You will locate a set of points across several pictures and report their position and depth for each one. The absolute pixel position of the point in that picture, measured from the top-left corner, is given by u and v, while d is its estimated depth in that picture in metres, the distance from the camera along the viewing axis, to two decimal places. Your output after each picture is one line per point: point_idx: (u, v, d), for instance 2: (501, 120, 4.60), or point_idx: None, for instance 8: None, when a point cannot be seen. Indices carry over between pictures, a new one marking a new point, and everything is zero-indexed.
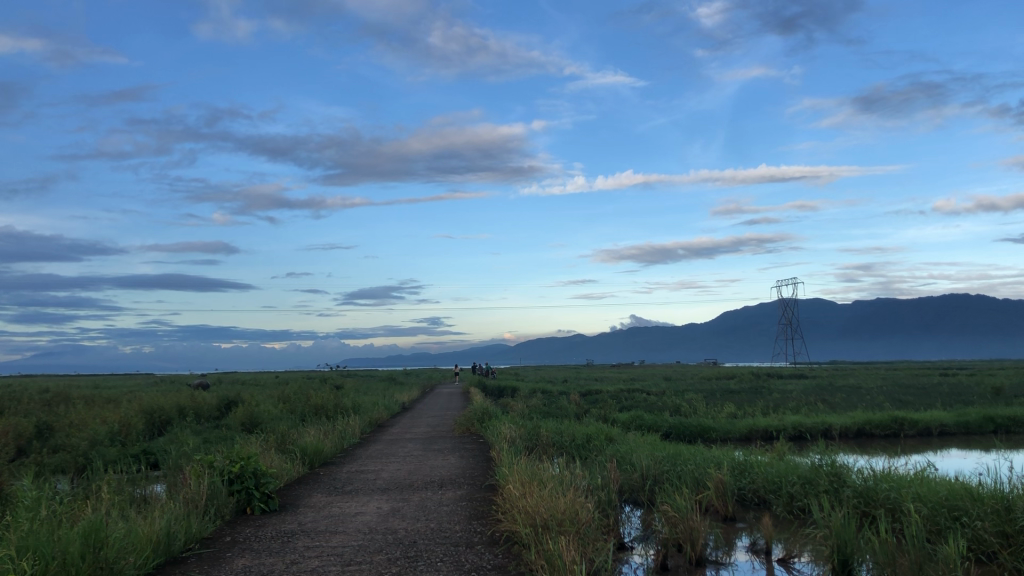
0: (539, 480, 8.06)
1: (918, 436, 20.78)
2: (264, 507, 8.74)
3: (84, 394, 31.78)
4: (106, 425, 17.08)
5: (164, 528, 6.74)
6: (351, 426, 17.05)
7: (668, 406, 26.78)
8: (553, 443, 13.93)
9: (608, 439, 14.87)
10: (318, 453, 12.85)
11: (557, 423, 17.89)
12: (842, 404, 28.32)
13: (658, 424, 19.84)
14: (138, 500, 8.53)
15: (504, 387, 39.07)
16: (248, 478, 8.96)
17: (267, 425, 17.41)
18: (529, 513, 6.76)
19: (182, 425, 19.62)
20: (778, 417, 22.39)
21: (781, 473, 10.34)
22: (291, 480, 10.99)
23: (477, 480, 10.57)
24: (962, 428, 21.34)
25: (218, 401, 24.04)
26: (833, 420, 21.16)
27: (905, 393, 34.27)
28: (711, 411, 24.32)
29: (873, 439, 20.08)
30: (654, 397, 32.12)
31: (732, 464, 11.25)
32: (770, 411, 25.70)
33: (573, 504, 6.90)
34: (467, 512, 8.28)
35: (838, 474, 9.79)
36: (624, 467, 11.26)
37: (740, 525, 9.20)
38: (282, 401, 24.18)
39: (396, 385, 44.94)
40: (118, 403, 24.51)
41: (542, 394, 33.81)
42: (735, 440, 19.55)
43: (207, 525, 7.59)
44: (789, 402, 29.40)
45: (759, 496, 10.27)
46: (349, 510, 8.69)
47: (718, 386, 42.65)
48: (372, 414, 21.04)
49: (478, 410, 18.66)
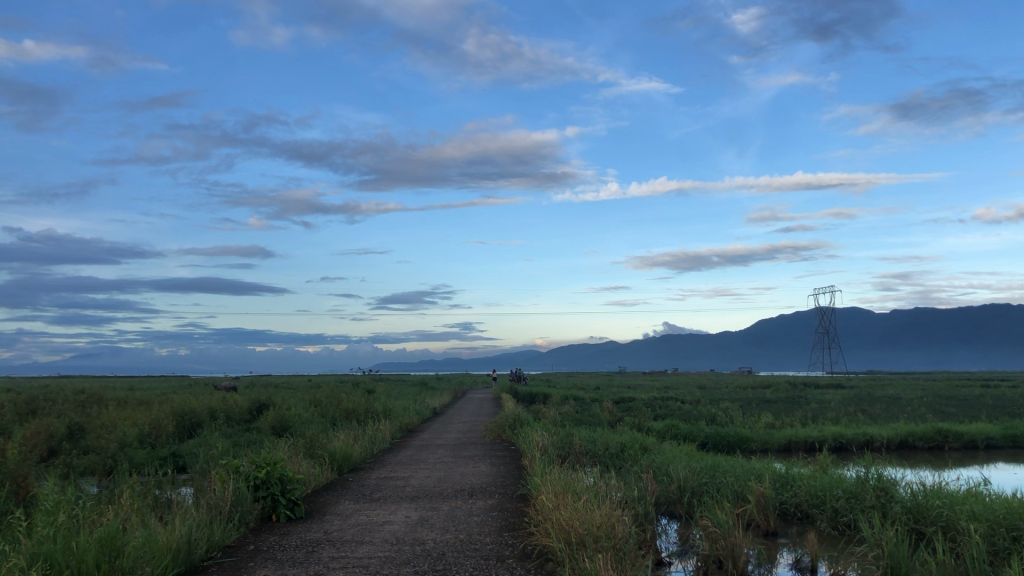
0: (573, 492, 7.73)
1: (963, 449, 20.15)
2: (289, 515, 8.53)
3: (119, 396, 31.90)
4: (136, 427, 17.05)
5: (185, 535, 6.50)
6: (382, 431, 16.87)
7: (704, 415, 26.23)
8: (586, 451, 13.63)
9: (644, 449, 14.52)
10: (347, 459, 12.62)
11: (591, 431, 17.50)
12: (882, 415, 27.71)
13: (693, 433, 19.41)
14: (162, 505, 8.36)
15: (536, 393, 38.85)
16: (274, 484, 8.70)
17: (297, 429, 17.32)
18: (562, 528, 6.46)
19: (213, 427, 19.56)
20: (818, 428, 21.83)
21: (825, 487, 9.94)
22: (319, 485, 10.77)
23: (508, 489, 10.27)
24: (1009, 442, 20.64)
25: (249, 404, 24.01)
26: (875, 432, 20.61)
27: (946, 404, 33.40)
28: (748, 421, 23.80)
29: (916, 452, 19.50)
30: (689, 405, 31.47)
31: (774, 476, 10.83)
32: (808, 421, 25.08)
33: (610, 518, 6.58)
34: (498, 523, 7.99)
35: (885, 490, 9.37)
36: (660, 478, 10.94)
37: (782, 541, 8.81)
38: (314, 404, 24.12)
39: (428, 389, 44.71)
40: (150, 405, 24.55)
41: (574, 400, 33.45)
42: (773, 451, 19.10)
43: (230, 533, 7.36)
44: (827, 412, 28.72)
45: (802, 510, 9.84)
46: (376, 519, 8.42)
47: (754, 395, 42.13)
48: (403, 419, 20.82)
49: (511, 417, 18.39)
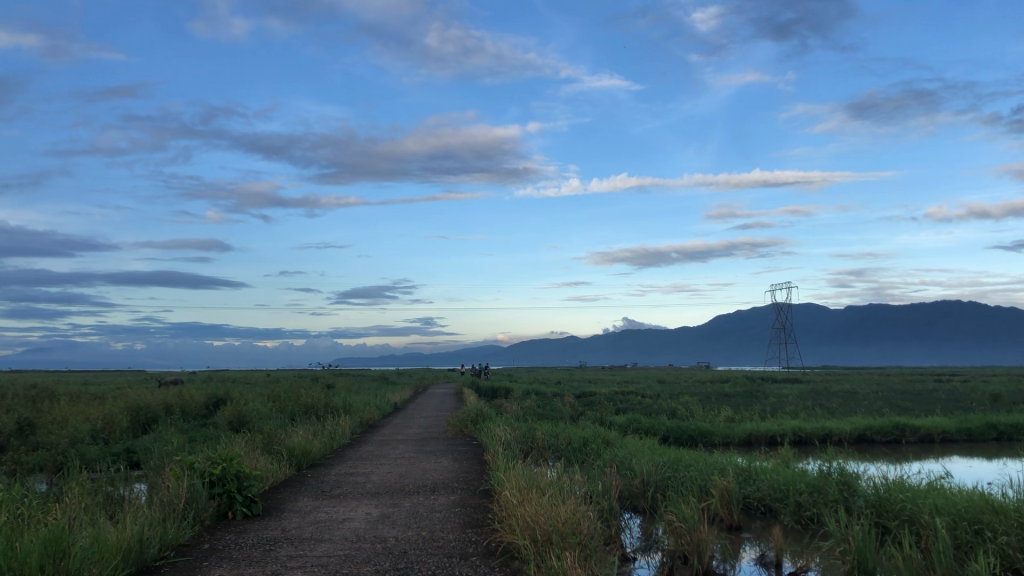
0: (538, 487, 7.61)
1: (920, 442, 20.41)
2: (246, 512, 8.30)
3: (69, 392, 30.99)
4: (88, 423, 16.58)
5: (136, 534, 6.25)
6: (341, 426, 16.63)
7: (665, 410, 26.32)
8: (549, 446, 13.53)
9: (607, 443, 14.45)
10: (306, 455, 12.40)
11: (554, 425, 17.44)
12: (841, 409, 28.14)
13: (655, 427, 19.42)
14: (114, 502, 8.10)
15: (497, 388, 38.84)
16: (230, 480, 8.46)
17: (255, 424, 17.04)
18: (527, 524, 6.33)
19: (168, 422, 19.15)
20: (778, 422, 21.99)
21: (788, 481, 9.93)
22: (277, 482, 10.53)
23: (471, 485, 10.15)
24: (964, 435, 20.95)
25: (206, 399, 23.53)
26: (834, 426, 20.79)
27: (900, 399, 33.81)
28: (709, 415, 23.96)
29: (874, 445, 19.70)
30: (650, 400, 31.41)
31: (737, 470, 10.78)
32: (767, 415, 25.32)
33: (576, 514, 6.47)
34: (461, 520, 7.86)
35: (847, 483, 9.39)
36: (623, 472, 10.85)
37: (746, 535, 8.78)
38: (273, 399, 23.72)
39: (389, 385, 44.73)
40: (103, 400, 24.01)
41: (536, 395, 33.54)
42: (735, 445, 19.18)
43: (184, 532, 7.12)
44: (786, 406, 29.05)
45: (765, 504, 9.82)
46: (335, 516, 8.23)
47: (713, 390, 42.50)
48: (363, 414, 20.53)
49: (472, 411, 18.27)
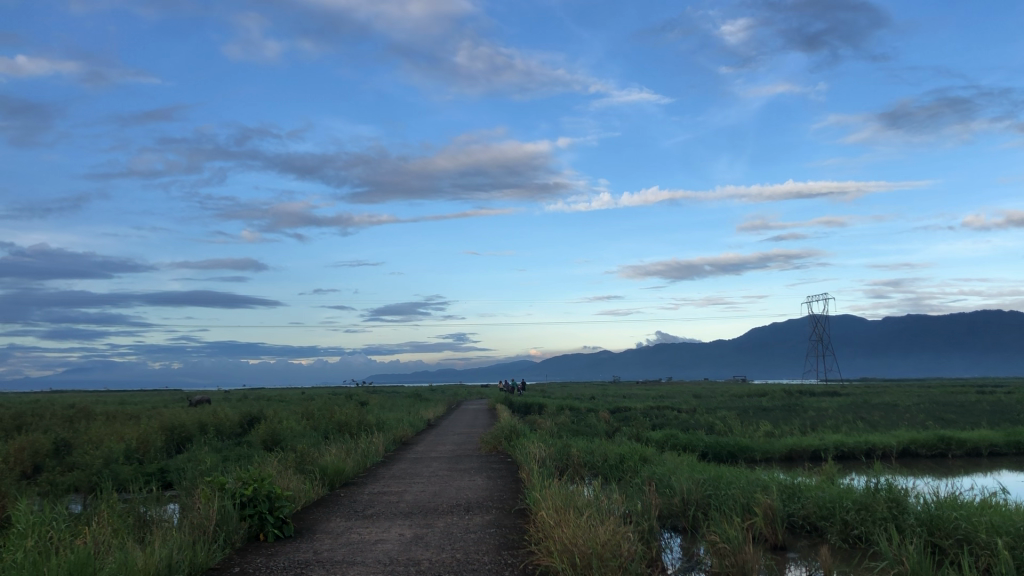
0: (575, 507, 7.38)
1: (967, 456, 19.84)
2: (278, 534, 8.15)
3: (105, 411, 31.16)
4: (122, 442, 16.59)
5: (164, 559, 6.09)
6: (374, 444, 16.47)
7: (702, 425, 25.87)
8: (584, 463, 13.29)
9: (644, 459, 14.15)
10: (340, 473, 12.26)
11: (590, 442, 17.14)
12: (883, 422, 27.54)
13: (693, 443, 19.06)
14: (145, 524, 8.00)
15: (531, 403, 38.60)
16: (261, 501, 8.31)
17: (288, 443, 16.95)
18: (564, 546, 6.12)
19: (203, 442, 19.14)
20: (819, 436, 21.53)
21: (834, 498, 9.59)
22: (309, 501, 10.38)
23: (506, 504, 9.94)
24: (1013, 448, 20.35)
25: (239, 418, 23.50)
26: (876, 439, 20.31)
27: (944, 411, 33.10)
28: (746, 430, 23.50)
29: (919, 459, 19.21)
30: (686, 415, 30.83)
31: (780, 487, 10.46)
32: (808, 429, 24.79)
33: (615, 534, 6.24)
34: (496, 541, 7.65)
35: (897, 500, 9.03)
36: (662, 490, 10.56)
37: (791, 555, 8.47)
38: (306, 417, 23.62)
39: (422, 401, 44.63)
40: (138, 420, 24.08)
41: (571, 411, 33.19)
42: (776, 461, 18.78)
43: (215, 555, 6.98)
44: (827, 420, 28.46)
45: (811, 523, 9.48)
46: (368, 537, 8.05)
47: (750, 403, 42.02)
48: (397, 431, 20.37)
49: (506, 427, 18.04)
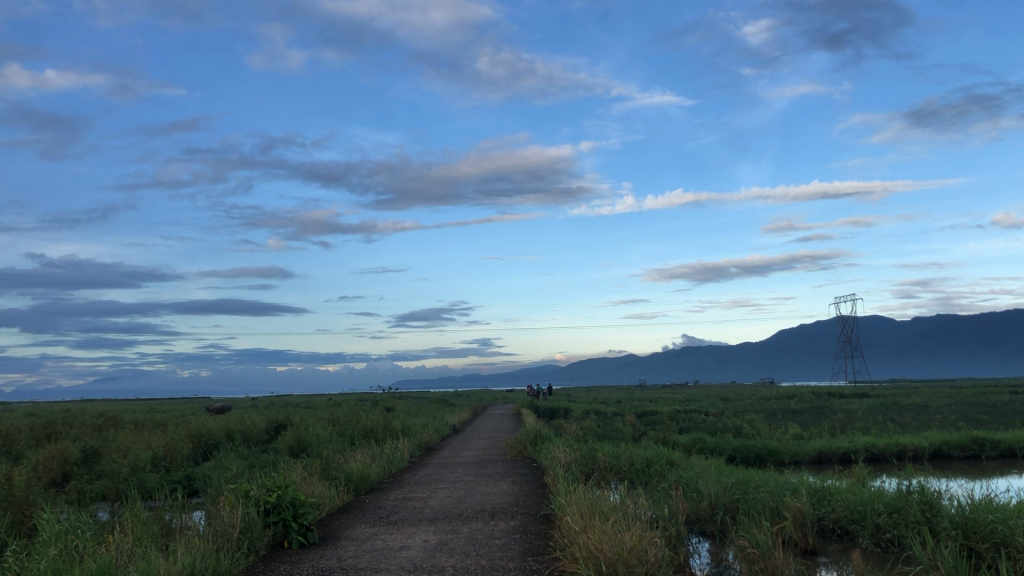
0: (601, 512, 7.28)
1: (1001, 457, 19.48)
2: (302, 541, 8.11)
3: (134, 418, 31.40)
4: (150, 450, 16.69)
5: (187, 566, 6.07)
6: (400, 449, 16.45)
7: (731, 428, 25.62)
8: (610, 467, 13.15)
9: (670, 464, 14.03)
10: (365, 479, 12.24)
11: (615, 446, 16.99)
12: (914, 423, 27.18)
13: (721, 447, 18.86)
14: (170, 531, 7.99)
15: (557, 408, 38.49)
16: (285, 508, 8.27)
17: (314, 450, 16.96)
18: (590, 551, 6.03)
19: (229, 449, 19.22)
20: (849, 438, 21.28)
21: (864, 501, 9.42)
22: (334, 507, 10.35)
23: (530, 509, 9.85)
24: None
25: (266, 425, 23.58)
26: (908, 441, 20.00)
27: (977, 412, 32.60)
28: (775, 432, 23.27)
29: (951, 461, 18.89)
30: (713, 418, 30.55)
31: (809, 490, 10.29)
32: (837, 431, 24.51)
33: (640, 540, 6.13)
34: (521, 547, 7.55)
35: (930, 503, 8.84)
36: (689, 494, 10.42)
37: (822, 559, 8.31)
38: (331, 424, 23.64)
39: (447, 407, 44.39)
40: (165, 428, 24.26)
41: (597, 415, 33.00)
42: (806, 463, 18.55)
43: (238, 562, 6.94)
44: (856, 422, 28.11)
45: (842, 527, 9.29)
46: (393, 544, 7.99)
47: (778, 406, 41.55)
48: (422, 437, 20.31)
49: (531, 432, 17.93)
